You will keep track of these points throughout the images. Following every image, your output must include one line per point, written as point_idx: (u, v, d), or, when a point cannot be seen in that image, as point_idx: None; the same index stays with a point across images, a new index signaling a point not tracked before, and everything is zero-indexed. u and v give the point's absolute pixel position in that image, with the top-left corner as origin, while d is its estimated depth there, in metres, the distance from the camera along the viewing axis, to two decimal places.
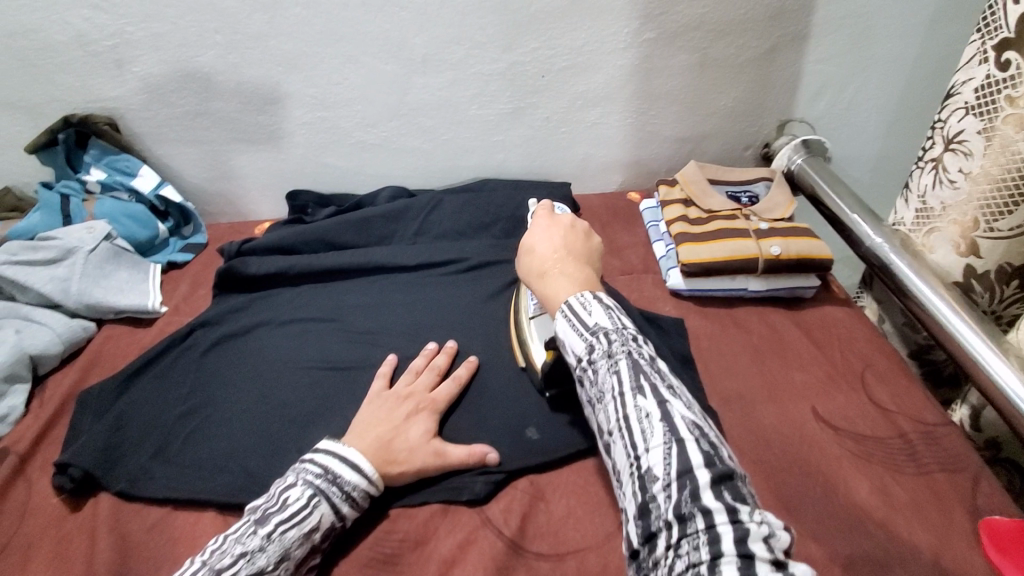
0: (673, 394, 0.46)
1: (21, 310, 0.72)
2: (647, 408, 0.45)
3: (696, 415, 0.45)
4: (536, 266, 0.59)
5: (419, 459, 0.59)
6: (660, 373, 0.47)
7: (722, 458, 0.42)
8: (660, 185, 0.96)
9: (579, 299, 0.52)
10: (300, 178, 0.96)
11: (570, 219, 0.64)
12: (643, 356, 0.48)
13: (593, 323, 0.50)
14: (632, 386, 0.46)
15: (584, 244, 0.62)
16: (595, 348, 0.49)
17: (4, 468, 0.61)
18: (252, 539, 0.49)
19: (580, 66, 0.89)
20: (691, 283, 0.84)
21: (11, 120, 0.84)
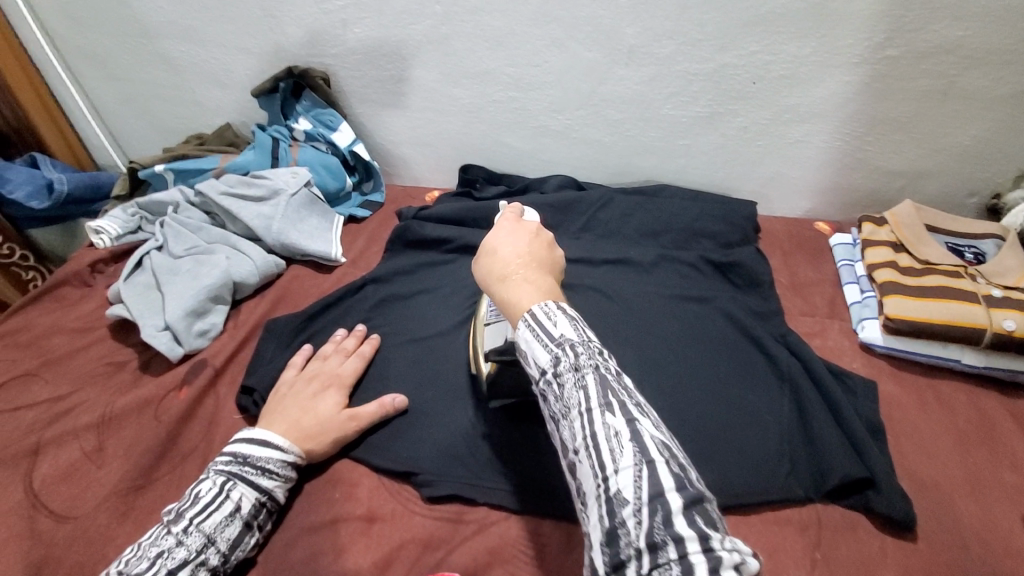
0: (637, 408, 0.39)
1: (231, 238, 0.79)
2: (616, 427, 0.37)
3: (661, 431, 0.38)
4: (497, 269, 0.47)
5: (330, 431, 0.60)
6: (627, 389, 0.40)
7: (689, 483, 0.36)
8: (863, 222, 0.85)
9: (544, 308, 0.43)
10: (475, 153, 0.97)
11: (536, 224, 0.52)
12: (611, 369, 0.40)
13: (559, 335, 0.41)
14: (599, 401, 0.38)
15: (548, 255, 0.50)
16: (561, 360, 0.40)
17: (201, 377, 0.68)
18: (166, 539, 0.50)
19: (799, 77, 0.80)
20: (890, 339, 0.74)
21: (244, 64, 0.92)
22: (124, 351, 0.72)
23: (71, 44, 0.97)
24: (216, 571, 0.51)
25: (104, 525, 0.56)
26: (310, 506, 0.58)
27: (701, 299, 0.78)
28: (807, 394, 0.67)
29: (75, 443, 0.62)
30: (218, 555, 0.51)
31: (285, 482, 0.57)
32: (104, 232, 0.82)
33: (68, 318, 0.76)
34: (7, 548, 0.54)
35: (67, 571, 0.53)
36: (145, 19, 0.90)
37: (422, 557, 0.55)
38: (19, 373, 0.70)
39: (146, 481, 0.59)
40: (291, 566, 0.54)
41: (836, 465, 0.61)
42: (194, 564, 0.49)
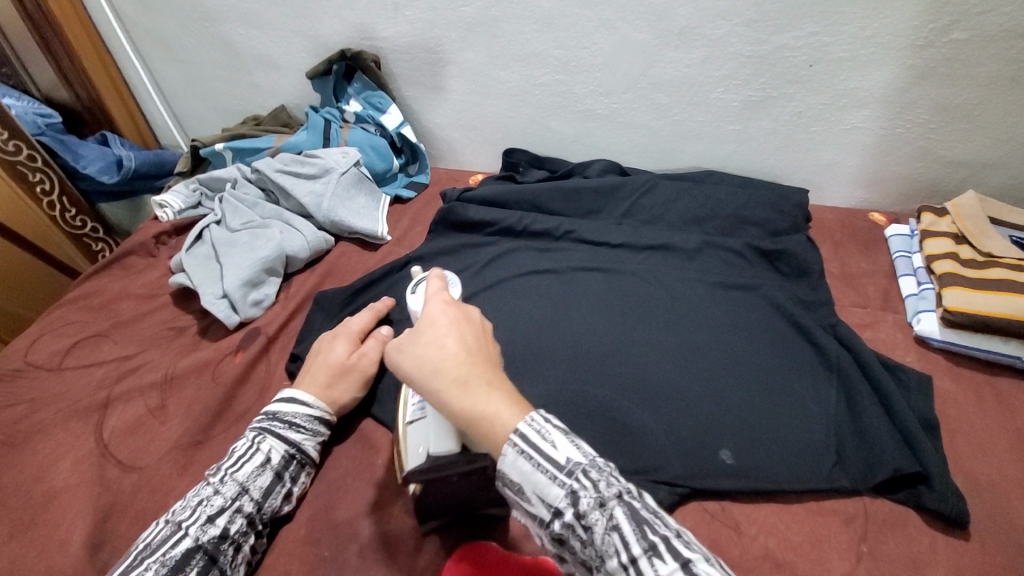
0: (676, 537, 0.38)
1: (284, 214, 0.82)
2: (667, 572, 0.36)
3: (714, 563, 0.37)
4: (452, 373, 0.43)
5: (353, 386, 0.63)
6: (656, 512, 0.40)
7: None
8: (922, 212, 0.82)
9: (534, 422, 0.42)
10: (519, 137, 0.98)
11: (474, 309, 0.48)
12: (633, 494, 0.41)
13: (564, 459, 0.41)
14: (638, 541, 0.38)
15: (490, 344, 0.47)
16: (579, 495, 0.40)
17: (255, 343, 0.71)
18: (204, 489, 0.53)
19: (859, 60, 0.76)
20: (948, 334, 0.71)
21: (300, 47, 0.95)
22: (185, 317, 0.76)
23: (141, 28, 1.03)
24: (252, 519, 0.53)
25: (167, 476, 0.59)
26: (355, 469, 0.61)
27: (746, 286, 0.76)
28: (855, 385, 0.65)
29: (140, 400, 0.66)
30: (252, 502, 0.53)
31: (315, 436, 0.59)
32: (167, 206, 0.86)
33: (135, 285, 0.81)
34: (79, 491, 0.58)
35: (132, 517, 0.57)
36: (208, 4, 0.94)
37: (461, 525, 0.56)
38: (91, 334, 0.75)
39: (204, 437, 0.63)
40: (336, 526, 0.56)
41: (885, 457, 0.59)
42: (230, 512, 0.52)
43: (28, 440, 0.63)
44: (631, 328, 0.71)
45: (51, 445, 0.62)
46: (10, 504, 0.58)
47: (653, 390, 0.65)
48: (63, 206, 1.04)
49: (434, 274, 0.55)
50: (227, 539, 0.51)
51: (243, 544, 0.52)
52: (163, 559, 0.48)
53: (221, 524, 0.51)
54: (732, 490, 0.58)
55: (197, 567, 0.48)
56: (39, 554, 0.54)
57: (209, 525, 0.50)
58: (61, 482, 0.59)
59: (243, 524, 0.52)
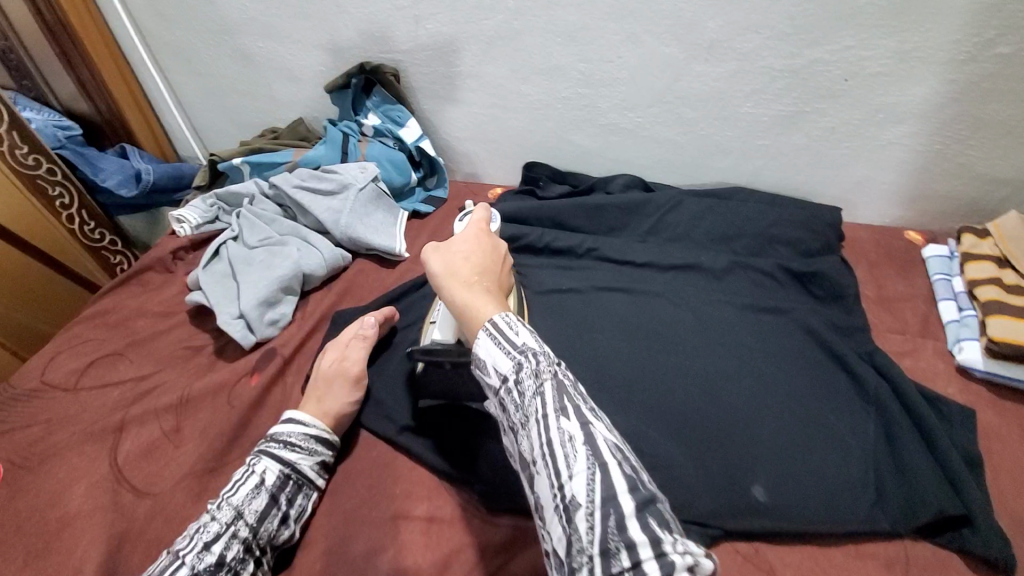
0: (590, 411, 0.43)
1: (301, 231, 0.81)
2: (570, 431, 0.41)
3: (612, 434, 0.42)
4: (457, 273, 0.53)
5: (346, 401, 0.63)
6: (580, 391, 0.44)
7: (643, 483, 0.40)
8: (963, 233, 0.78)
9: (506, 319, 0.47)
10: (540, 151, 0.95)
11: (498, 241, 0.59)
12: (564, 372, 0.45)
13: (521, 343, 0.45)
14: (556, 406, 0.42)
15: (502, 267, 0.57)
16: (522, 365, 0.44)
17: (271, 365, 0.69)
18: (203, 516, 0.53)
19: (898, 74, 0.73)
20: (993, 364, 0.67)
21: (319, 60, 0.94)
22: (201, 336, 0.75)
23: (160, 40, 1.02)
24: (249, 544, 0.52)
25: (181, 504, 0.58)
26: (371, 500, 0.58)
27: (776, 310, 0.73)
28: (895, 418, 0.62)
29: (155, 422, 0.65)
30: (247, 527, 0.52)
31: (311, 455, 0.58)
32: (184, 221, 0.84)
33: (151, 301, 0.81)
34: (92, 518, 0.57)
35: (145, 547, 0.55)
36: (227, 16, 0.94)
37: (481, 563, 0.54)
38: (107, 352, 0.74)
39: (218, 464, 0.61)
40: (350, 561, 0.54)
41: (928, 498, 0.56)
42: (226, 538, 0.51)
43: (42, 462, 0.62)
44: (657, 354, 0.69)
45: (65, 469, 0.61)
46: (24, 530, 0.57)
47: (681, 421, 0.62)
48: (81, 219, 1.04)
49: (479, 208, 0.63)
50: (224, 567, 0.49)
51: (242, 571, 0.51)
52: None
53: (217, 551, 0.50)
54: (767, 530, 0.56)
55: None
56: None
57: (205, 553, 0.50)
58: (74, 508, 0.58)
59: (240, 550, 0.51)
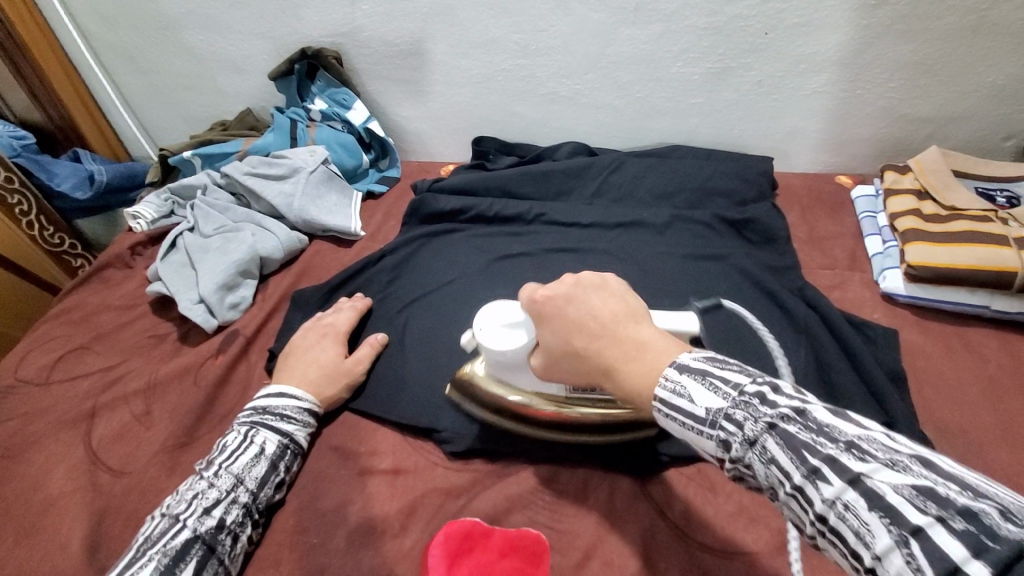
0: (847, 452, 0.32)
1: (256, 217, 0.83)
2: (838, 497, 0.31)
3: (905, 469, 0.30)
4: (596, 360, 0.46)
5: (319, 374, 0.65)
6: (821, 430, 0.33)
7: (995, 528, 0.26)
8: (886, 171, 0.83)
9: (668, 384, 0.40)
10: (487, 125, 0.98)
11: (581, 290, 0.49)
12: (787, 416, 0.35)
13: (705, 410, 0.38)
14: (798, 470, 0.33)
15: (624, 310, 0.47)
16: (729, 440, 0.37)
17: (235, 345, 0.72)
18: (199, 483, 0.54)
19: (812, 24, 0.77)
20: (913, 288, 0.72)
21: (261, 50, 0.95)
22: (164, 325, 0.77)
23: (101, 40, 1.02)
24: (248, 509, 0.55)
25: (155, 478, 0.61)
26: (336, 460, 0.62)
27: (716, 256, 0.77)
28: (823, 344, 0.66)
29: (125, 407, 0.67)
30: (247, 492, 0.55)
31: (305, 427, 0.61)
32: (140, 216, 0.86)
33: (114, 297, 0.82)
34: (73, 498, 0.59)
35: (125, 519, 0.58)
36: (165, 12, 0.94)
37: (445, 504, 0.57)
38: (73, 347, 0.76)
39: (189, 439, 0.64)
40: (320, 514, 0.58)
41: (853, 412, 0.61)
42: (227, 503, 0.53)
43: (21, 452, 0.64)
44: None
45: (45, 456, 0.63)
46: (9, 514, 0.59)
47: None
48: (40, 225, 1.04)
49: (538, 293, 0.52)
50: (225, 529, 0.52)
51: (241, 533, 0.54)
52: (164, 550, 0.49)
53: (218, 515, 0.52)
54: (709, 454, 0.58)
55: (198, 556, 0.50)
56: (41, 559, 0.55)
57: (206, 517, 0.52)
58: (55, 491, 0.60)
59: (239, 514, 0.54)
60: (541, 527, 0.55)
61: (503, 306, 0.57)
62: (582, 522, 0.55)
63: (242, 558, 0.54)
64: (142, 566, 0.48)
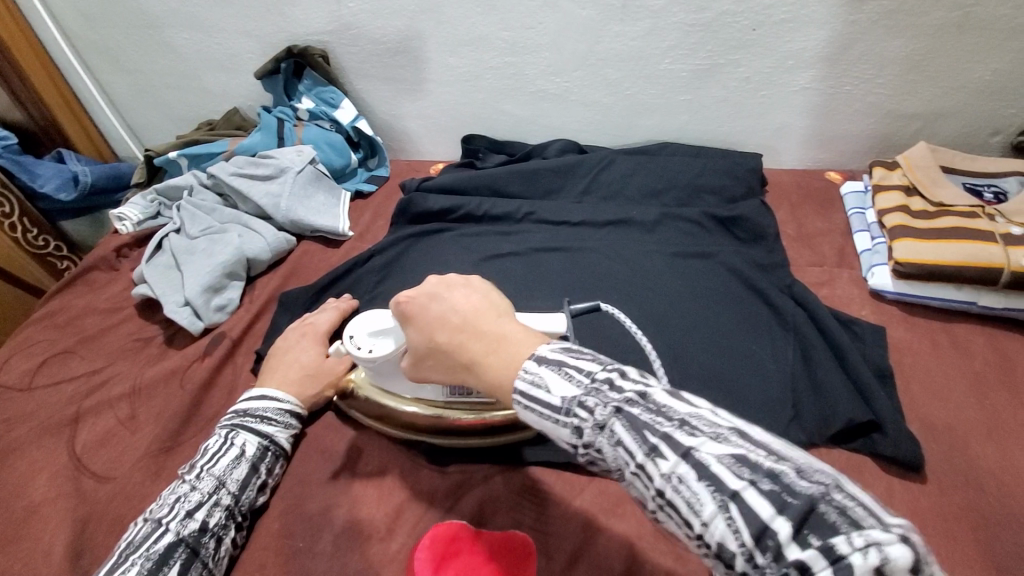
0: (680, 428, 0.33)
1: (243, 218, 0.82)
2: (672, 471, 0.32)
3: (724, 440, 0.32)
4: (459, 359, 0.43)
5: (305, 377, 0.64)
6: (659, 409, 0.34)
7: (793, 484, 0.29)
8: (874, 167, 0.83)
9: (528, 377, 0.38)
10: (475, 123, 0.97)
11: (448, 291, 0.47)
12: (631, 399, 0.35)
13: (560, 399, 0.37)
14: (640, 449, 0.33)
15: (486, 305, 0.45)
16: (581, 427, 0.36)
17: (220, 348, 0.71)
18: (181, 487, 0.54)
19: (800, 20, 0.77)
20: (901, 285, 0.72)
21: (247, 49, 0.94)
22: (150, 327, 0.77)
23: (85, 39, 1.01)
24: (231, 512, 0.54)
25: (140, 483, 0.60)
26: (323, 463, 0.62)
27: (704, 255, 0.77)
28: (810, 342, 0.66)
29: (110, 411, 0.66)
30: (230, 495, 0.54)
31: (286, 428, 0.61)
32: (126, 219, 0.86)
33: (99, 299, 0.81)
34: (58, 504, 0.59)
35: (109, 524, 0.58)
36: (149, 10, 0.93)
37: (432, 507, 0.57)
38: (57, 351, 0.75)
39: (174, 443, 0.64)
40: (306, 518, 0.58)
41: (840, 409, 0.61)
42: (209, 505, 0.53)
43: (5, 458, 0.64)
44: (593, 303, 0.73)
45: (29, 462, 0.63)
46: None
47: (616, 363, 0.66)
48: (24, 226, 1.04)
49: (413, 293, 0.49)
50: (208, 532, 0.52)
51: (225, 536, 0.53)
52: (146, 554, 0.49)
53: (200, 518, 0.52)
54: None
55: (182, 559, 0.49)
56: (25, 565, 0.55)
57: (189, 520, 0.52)
58: (39, 496, 0.60)
59: (222, 516, 0.53)
60: (527, 529, 0.55)
61: (377, 314, 0.60)
62: (568, 524, 0.55)
63: (228, 561, 0.54)
64: (125, 571, 0.47)
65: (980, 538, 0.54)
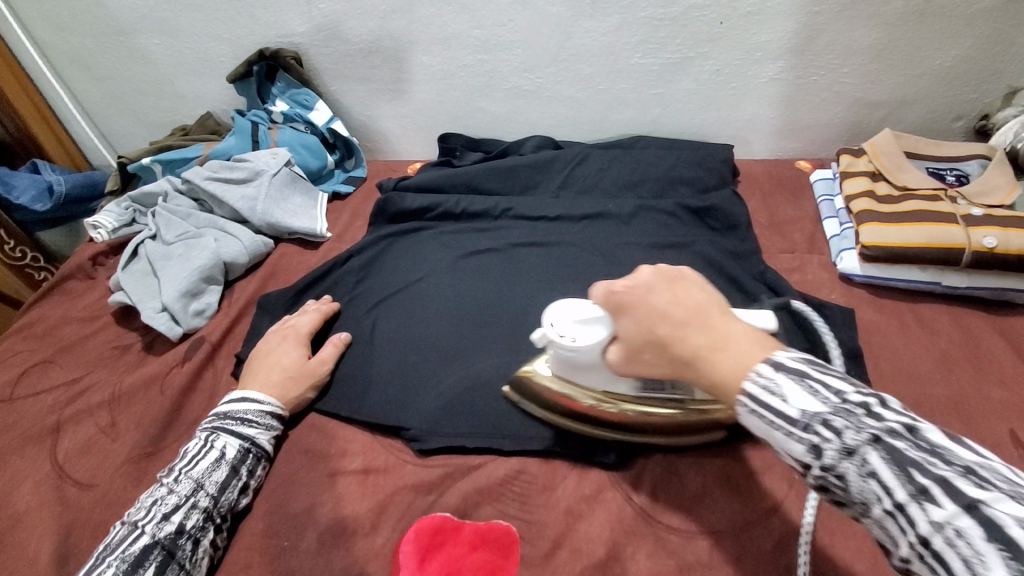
0: (963, 479, 0.33)
1: (219, 222, 0.82)
2: (951, 519, 0.32)
3: (1023, 502, 0.31)
4: (686, 356, 0.42)
5: (284, 378, 0.64)
6: (931, 450, 0.35)
7: None
8: (841, 154, 0.85)
9: (761, 381, 0.39)
10: (452, 122, 0.98)
11: (652, 281, 0.46)
12: (896, 432, 0.36)
13: (800, 413, 0.38)
14: (904, 488, 0.34)
15: (705, 301, 0.44)
16: (822, 446, 0.37)
17: (199, 353, 0.71)
18: (159, 490, 0.54)
19: (765, 12, 0.79)
20: (869, 268, 0.74)
21: (219, 52, 0.94)
22: (128, 335, 0.76)
23: (53, 46, 1.00)
24: (211, 514, 0.55)
25: (122, 489, 0.60)
26: (306, 462, 0.62)
27: (680, 245, 0.78)
28: (783, 326, 0.68)
29: (90, 419, 0.66)
30: (208, 497, 0.55)
31: (268, 430, 0.61)
32: (100, 226, 0.84)
33: (76, 308, 0.81)
34: (39, 513, 0.58)
35: (92, 531, 0.57)
36: (119, 16, 0.92)
37: (415, 501, 0.58)
38: (37, 361, 0.74)
39: (156, 448, 0.63)
40: (289, 517, 0.58)
41: None
42: (186, 508, 0.53)
43: None
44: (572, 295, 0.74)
45: (8, 473, 0.62)
46: None
47: None
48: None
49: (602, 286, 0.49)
50: (185, 534, 0.52)
51: (203, 538, 0.54)
52: (123, 556, 0.49)
53: (177, 520, 0.52)
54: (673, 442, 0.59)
55: (156, 561, 0.50)
56: None
57: (165, 522, 0.52)
58: (20, 507, 0.59)
59: (201, 518, 0.54)
60: (509, 518, 0.56)
61: (578, 301, 0.54)
62: (550, 512, 0.56)
63: (209, 563, 0.54)
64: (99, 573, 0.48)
65: None
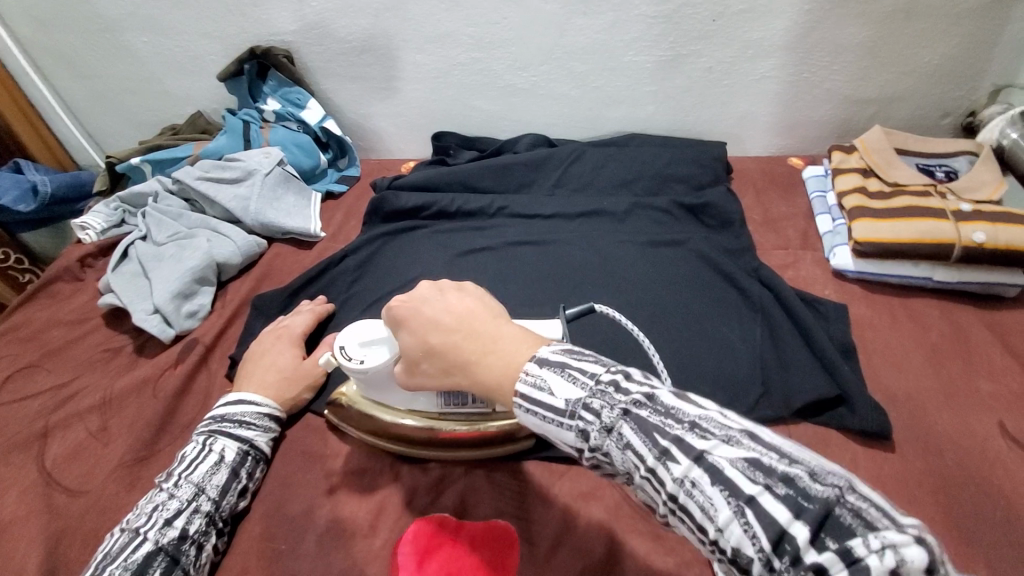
0: (692, 432, 0.35)
1: (212, 222, 0.81)
2: (688, 475, 0.33)
3: (737, 444, 0.34)
4: (454, 362, 0.43)
5: (281, 380, 0.64)
6: (667, 412, 0.36)
7: (808, 488, 0.31)
8: (833, 151, 0.86)
9: (530, 380, 0.39)
10: (446, 120, 0.98)
11: (431, 295, 0.47)
12: (639, 402, 0.37)
13: (564, 401, 0.38)
14: (651, 452, 0.35)
15: (474, 308, 0.45)
16: (587, 429, 0.38)
17: (192, 355, 0.71)
18: (159, 496, 0.53)
19: (758, 10, 0.79)
20: (861, 264, 0.75)
21: (209, 50, 0.93)
22: (118, 337, 0.75)
23: (38, 45, 0.98)
24: (212, 518, 0.54)
25: (114, 494, 0.59)
26: (303, 464, 0.61)
27: (674, 242, 0.79)
28: (777, 322, 0.69)
29: (80, 424, 0.65)
30: (209, 501, 0.54)
31: (266, 432, 0.61)
32: (88, 227, 0.82)
33: (63, 311, 0.79)
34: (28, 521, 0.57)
35: (84, 538, 0.56)
36: (106, 14, 0.91)
37: (413, 501, 0.58)
38: (22, 366, 0.73)
39: (149, 452, 0.63)
40: (287, 520, 0.57)
41: (808, 385, 0.63)
42: (188, 513, 0.53)
43: None
44: (568, 293, 0.74)
45: None
46: None
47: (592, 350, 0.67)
48: None
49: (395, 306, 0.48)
50: (188, 539, 0.51)
51: (205, 542, 0.53)
52: (126, 564, 0.48)
53: (179, 525, 0.51)
54: None
55: (161, 568, 0.49)
56: None
57: (167, 528, 0.51)
58: (8, 514, 0.58)
59: (203, 523, 0.53)
60: (509, 517, 0.56)
61: (365, 324, 0.58)
62: (549, 509, 0.56)
63: (209, 568, 0.54)
64: None
65: (942, 500, 0.56)
